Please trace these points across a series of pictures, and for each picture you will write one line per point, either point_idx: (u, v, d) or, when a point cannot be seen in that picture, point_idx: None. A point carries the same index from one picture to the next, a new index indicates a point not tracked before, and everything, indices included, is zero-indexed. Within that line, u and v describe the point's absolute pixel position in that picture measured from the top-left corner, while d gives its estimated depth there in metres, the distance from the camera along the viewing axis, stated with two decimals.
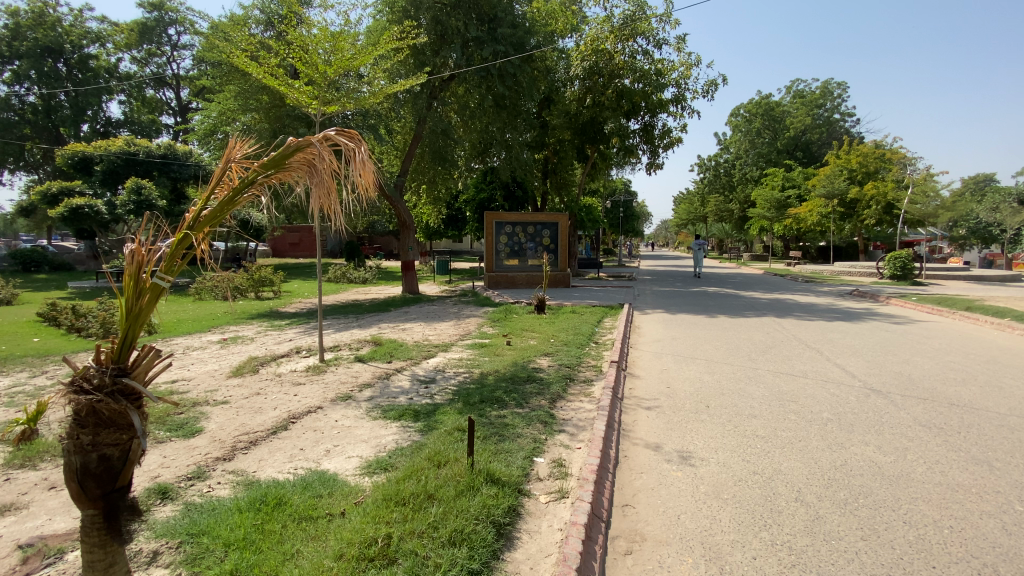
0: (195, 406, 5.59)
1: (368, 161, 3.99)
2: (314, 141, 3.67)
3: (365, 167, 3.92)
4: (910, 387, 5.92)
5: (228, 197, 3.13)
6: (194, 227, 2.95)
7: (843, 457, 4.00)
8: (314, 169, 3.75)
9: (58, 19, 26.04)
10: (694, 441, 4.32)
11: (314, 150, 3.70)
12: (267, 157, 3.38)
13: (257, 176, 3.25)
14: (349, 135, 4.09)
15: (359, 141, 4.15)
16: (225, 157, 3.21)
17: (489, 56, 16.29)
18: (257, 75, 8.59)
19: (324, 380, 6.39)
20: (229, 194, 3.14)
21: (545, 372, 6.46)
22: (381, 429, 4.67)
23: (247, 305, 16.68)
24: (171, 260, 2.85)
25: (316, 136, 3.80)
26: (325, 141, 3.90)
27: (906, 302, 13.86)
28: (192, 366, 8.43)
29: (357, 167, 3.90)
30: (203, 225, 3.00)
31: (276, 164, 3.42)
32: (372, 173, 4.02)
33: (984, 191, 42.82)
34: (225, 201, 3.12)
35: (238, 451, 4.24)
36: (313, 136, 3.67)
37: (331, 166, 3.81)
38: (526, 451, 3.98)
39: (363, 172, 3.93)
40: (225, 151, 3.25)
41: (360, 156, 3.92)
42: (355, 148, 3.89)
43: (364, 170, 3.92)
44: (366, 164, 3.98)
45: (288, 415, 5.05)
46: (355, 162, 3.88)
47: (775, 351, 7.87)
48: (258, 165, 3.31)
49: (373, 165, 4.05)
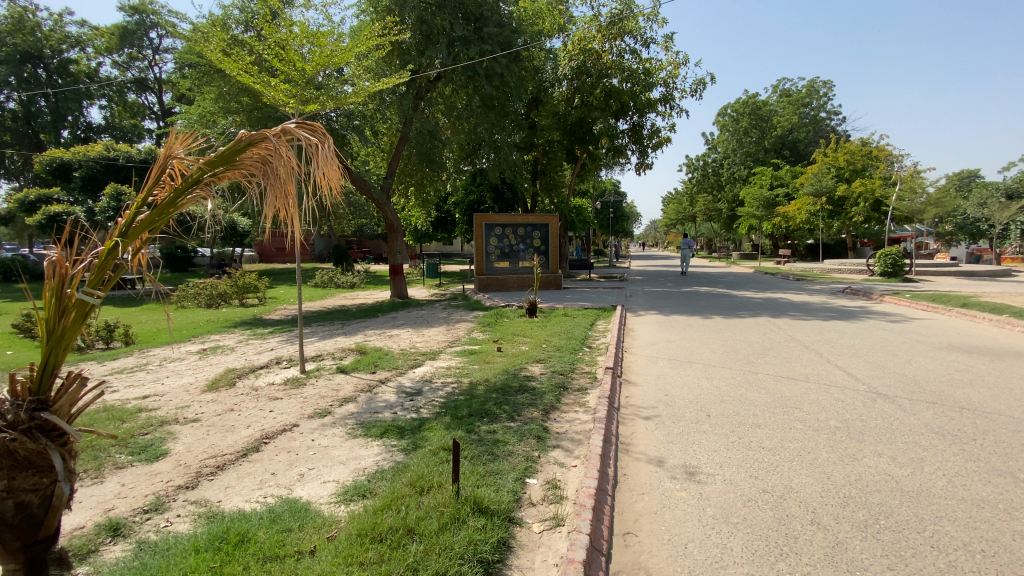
0: (163, 426, 5.20)
1: (335, 158, 3.67)
2: (270, 136, 3.36)
3: (328, 165, 3.58)
4: (917, 390, 5.69)
5: (168, 200, 2.88)
6: (127, 235, 2.74)
7: (857, 471, 3.74)
8: (269, 166, 3.42)
9: (37, 22, 25.30)
10: (697, 455, 4.02)
11: (269, 146, 3.38)
12: (216, 153, 3.06)
13: (202, 174, 2.96)
14: (313, 128, 3.75)
15: (323, 135, 3.82)
16: (165, 152, 2.94)
17: (476, 56, 15.95)
18: (234, 74, 8.14)
19: (303, 394, 6.01)
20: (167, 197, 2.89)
21: (537, 380, 6.16)
22: (361, 449, 4.33)
23: (230, 313, 16.23)
24: (101, 272, 2.65)
25: (272, 130, 3.47)
26: (283, 135, 3.56)
27: (901, 300, 13.74)
28: (167, 379, 8.03)
29: (319, 165, 3.56)
30: (139, 231, 2.78)
31: (226, 160, 3.11)
32: (336, 172, 3.69)
33: (970, 187, 43.11)
34: (164, 204, 2.86)
35: (203, 477, 3.88)
36: (268, 131, 3.35)
37: (290, 165, 3.49)
38: (518, 471, 3.69)
39: (326, 170, 3.62)
40: (165, 144, 2.96)
41: (324, 152, 3.58)
42: (317, 145, 3.53)
43: (328, 169, 3.60)
44: (333, 161, 3.67)
45: (261, 434, 4.70)
46: (317, 159, 3.53)
47: (774, 354, 7.63)
48: (204, 162, 3.02)
49: (339, 163, 3.73)
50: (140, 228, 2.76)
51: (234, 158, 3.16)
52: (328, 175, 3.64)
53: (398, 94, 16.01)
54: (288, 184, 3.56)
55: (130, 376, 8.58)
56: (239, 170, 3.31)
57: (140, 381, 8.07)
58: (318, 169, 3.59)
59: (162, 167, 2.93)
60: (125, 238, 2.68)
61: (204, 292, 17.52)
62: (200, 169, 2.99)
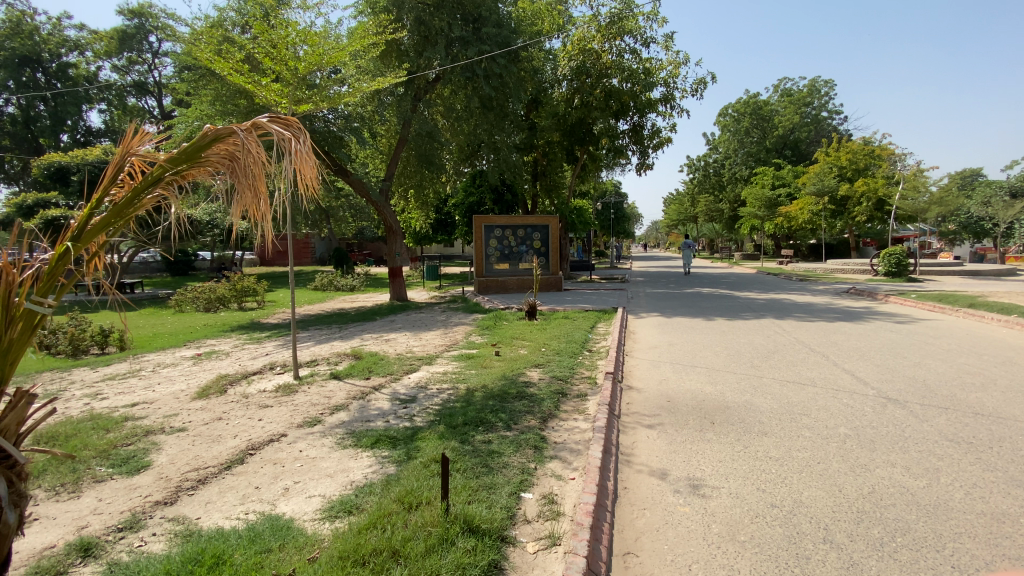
0: (148, 435, 5.03)
1: (310, 153, 3.72)
2: (238, 130, 3.29)
3: (304, 159, 3.63)
4: (928, 395, 5.49)
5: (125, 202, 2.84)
6: (79, 239, 2.69)
7: (870, 483, 3.55)
8: (237, 162, 3.34)
9: (35, 26, 25.20)
10: (701, 466, 3.84)
11: (238, 141, 3.31)
12: (180, 150, 3.02)
13: (164, 173, 2.94)
14: (287, 122, 3.79)
15: (297, 129, 3.81)
16: (122, 149, 2.87)
17: (475, 56, 15.79)
18: (225, 74, 7.97)
19: (294, 402, 5.83)
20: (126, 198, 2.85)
21: (535, 386, 5.96)
22: (350, 461, 4.15)
23: (229, 317, 16.11)
24: (53, 278, 2.60)
25: (242, 124, 3.40)
26: (255, 130, 3.51)
27: (906, 300, 13.53)
28: (158, 385, 7.86)
29: (294, 160, 3.60)
30: (93, 236, 2.71)
31: (191, 158, 3.07)
32: (312, 167, 3.76)
33: (974, 186, 42.78)
34: (121, 206, 2.82)
35: (183, 492, 3.70)
36: (236, 124, 3.28)
37: (259, 160, 3.48)
38: (512, 485, 3.51)
39: (300, 165, 3.65)
40: (122, 141, 2.90)
41: (300, 147, 3.62)
42: (290, 139, 3.54)
43: (304, 163, 3.65)
44: (309, 155, 3.73)
45: (246, 445, 4.52)
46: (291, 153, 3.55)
47: (779, 357, 7.44)
48: (166, 160, 2.97)
49: (315, 157, 3.80)
50: (93, 233, 2.72)
51: (200, 154, 3.13)
52: (304, 169, 3.69)
53: (396, 95, 15.87)
54: (258, 181, 3.48)
55: (121, 382, 8.40)
56: (205, 167, 3.26)
57: (131, 388, 7.91)
58: (291, 163, 3.63)
59: (118, 164, 2.88)
60: (77, 243, 2.64)
61: (202, 296, 17.42)
62: (162, 167, 2.96)
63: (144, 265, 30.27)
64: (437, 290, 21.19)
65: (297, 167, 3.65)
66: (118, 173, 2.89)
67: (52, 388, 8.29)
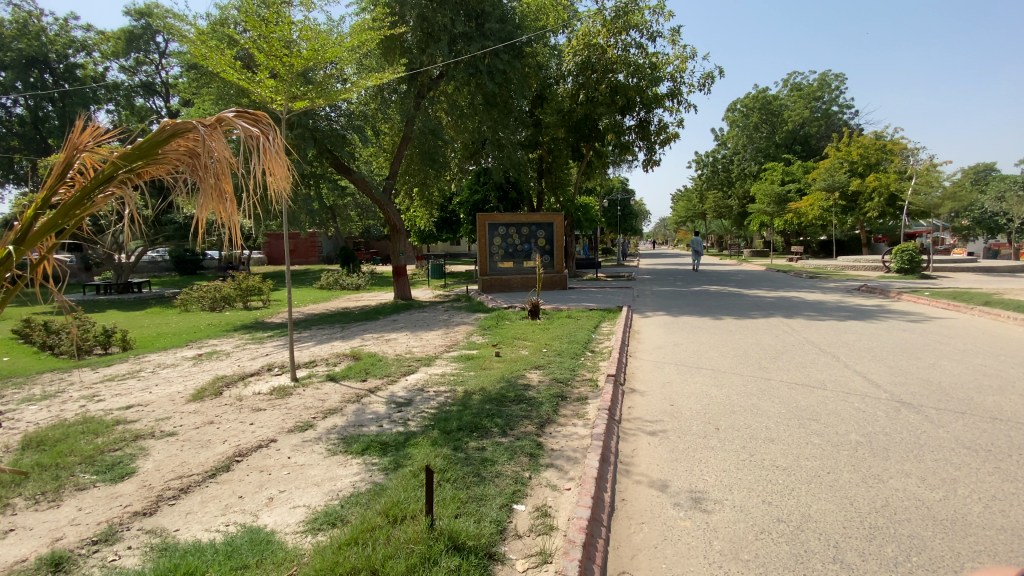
0: (137, 441, 4.94)
1: (279, 152, 3.91)
2: (197, 125, 3.43)
3: (273, 158, 3.84)
4: (944, 399, 5.25)
5: (72, 202, 3.17)
6: (22, 242, 3.04)
7: (883, 495, 3.34)
8: (196, 159, 3.47)
9: (42, 27, 25.36)
10: (704, 476, 3.66)
11: (197, 136, 3.45)
12: (134, 146, 3.22)
13: (113, 169, 3.19)
14: (255, 117, 3.90)
15: (266, 124, 3.93)
16: (70, 146, 3.16)
17: (478, 52, 15.54)
18: (219, 71, 7.80)
19: (287, 405, 5.71)
20: (75, 197, 3.17)
21: (534, 389, 5.78)
22: (339, 468, 4.01)
23: (233, 316, 16.11)
24: None
25: (206, 120, 3.55)
26: (220, 124, 3.63)
27: (919, 298, 13.18)
28: (155, 387, 7.78)
29: (263, 158, 3.75)
30: (36, 236, 3.02)
31: (146, 154, 3.28)
32: (280, 166, 3.90)
33: (989, 181, 41.96)
34: (68, 205, 3.15)
35: (164, 502, 3.59)
36: (195, 120, 3.44)
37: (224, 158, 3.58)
38: (504, 496, 3.35)
39: (270, 164, 3.87)
40: (70, 137, 3.18)
41: (270, 144, 3.82)
42: (258, 136, 3.67)
43: (273, 162, 3.87)
44: (279, 154, 3.95)
45: (234, 451, 4.40)
46: (260, 151, 3.75)
47: (787, 357, 7.22)
48: (117, 158, 3.22)
49: (284, 156, 3.96)
50: (39, 233, 3.05)
51: (157, 151, 3.34)
52: (273, 167, 3.90)
53: (400, 93, 15.76)
54: (223, 181, 3.60)
55: (120, 384, 8.33)
56: (164, 164, 3.44)
57: (128, 389, 7.85)
58: (261, 161, 3.76)
59: (67, 161, 3.21)
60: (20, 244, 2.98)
61: (207, 295, 17.43)
62: (114, 164, 3.24)
63: (151, 265, 30.44)
64: (442, 289, 21.08)
65: (267, 163, 3.86)
66: (66, 170, 3.22)
67: (51, 389, 8.27)
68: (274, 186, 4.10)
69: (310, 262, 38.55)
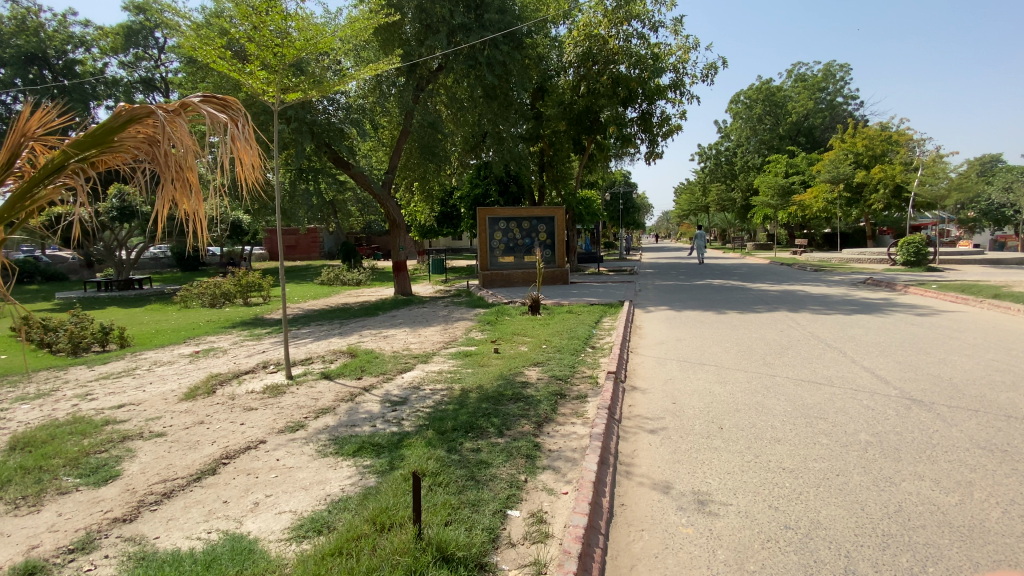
0: (124, 442, 4.83)
1: (249, 140, 3.79)
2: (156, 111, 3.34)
3: (243, 145, 3.74)
4: (955, 395, 5.09)
5: (19, 192, 3.16)
6: None
7: (896, 499, 3.19)
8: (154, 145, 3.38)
9: (40, 23, 25.16)
10: (708, 479, 3.50)
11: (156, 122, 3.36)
12: (86, 133, 3.20)
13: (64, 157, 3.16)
14: (224, 103, 3.79)
15: (235, 109, 3.81)
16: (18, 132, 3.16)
17: (476, 44, 15.31)
18: (208, 63, 7.53)
19: (280, 404, 5.58)
20: (22, 187, 3.17)
21: (533, 387, 5.63)
22: (328, 471, 3.87)
23: (233, 312, 16.01)
24: None
25: (170, 105, 3.45)
26: (184, 110, 3.53)
27: (926, 291, 12.95)
28: (150, 385, 7.67)
29: (229, 146, 3.64)
30: None
31: (99, 141, 3.25)
32: (249, 155, 3.79)
33: (995, 172, 41.44)
34: (15, 196, 3.15)
35: (145, 508, 3.48)
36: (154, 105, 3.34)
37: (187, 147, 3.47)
38: (499, 502, 3.20)
39: (239, 152, 3.75)
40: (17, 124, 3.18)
41: (239, 133, 3.73)
42: (225, 122, 3.55)
43: (243, 149, 3.76)
44: (250, 142, 3.86)
45: (221, 453, 4.27)
46: (227, 138, 3.65)
47: (792, 353, 7.04)
48: (68, 146, 3.20)
49: (254, 144, 3.84)
50: None
51: (111, 138, 3.30)
52: (244, 155, 3.80)
53: (398, 85, 15.56)
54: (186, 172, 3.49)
55: (115, 382, 8.21)
56: (122, 152, 3.36)
57: (122, 388, 7.74)
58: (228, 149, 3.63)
59: (13, 149, 3.21)
60: None
61: (206, 291, 17.34)
62: (65, 152, 3.22)
63: (154, 261, 30.59)
64: (443, 284, 20.92)
65: (236, 152, 3.76)
66: (13, 158, 3.22)
67: (46, 387, 8.19)
68: (245, 177, 3.96)
69: (310, 258, 38.50)
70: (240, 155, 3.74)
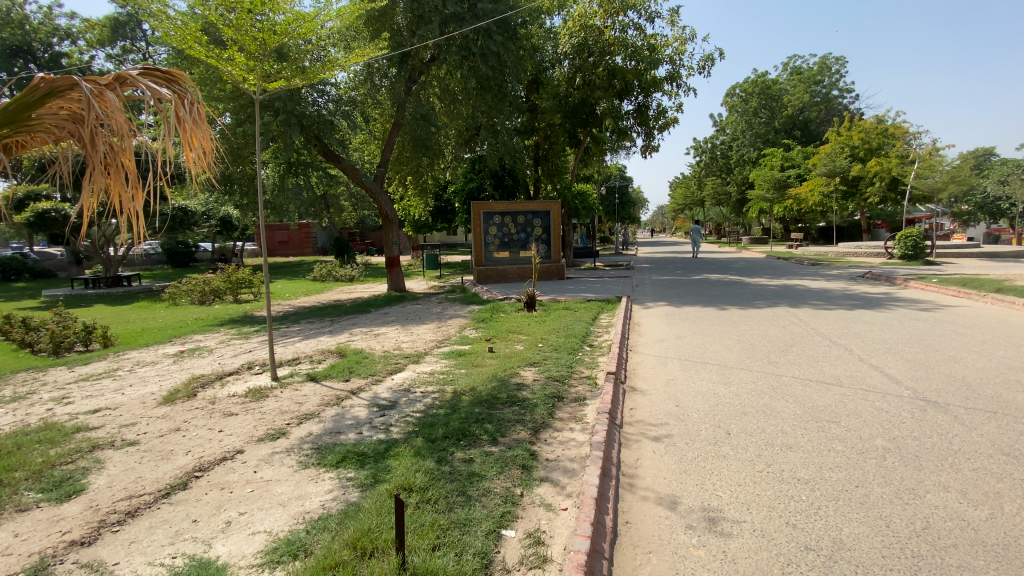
0: (93, 452, 4.52)
1: (195, 119, 3.50)
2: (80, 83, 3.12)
3: (190, 127, 3.46)
4: (971, 396, 4.86)
5: None
6: None
7: (923, 514, 2.94)
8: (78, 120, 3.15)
9: (25, 15, 24.50)
10: (718, 492, 3.25)
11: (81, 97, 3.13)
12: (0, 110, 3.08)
13: None
14: (169, 79, 3.48)
15: (183, 86, 3.52)
16: None
17: (469, 34, 14.91)
18: (184, 48, 7.14)
19: (261, 409, 5.28)
20: None
21: (528, 389, 5.34)
22: (309, 485, 3.58)
23: (222, 310, 15.64)
24: None
25: (103, 80, 3.21)
26: (121, 86, 3.27)
27: (927, 285, 12.77)
28: (129, 387, 7.33)
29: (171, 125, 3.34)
30: None
31: (15, 119, 3.14)
32: (195, 136, 3.50)
33: (989, 165, 41.52)
34: None
35: (107, 529, 3.19)
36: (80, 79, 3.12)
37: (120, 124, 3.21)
38: (491, 521, 2.93)
39: (187, 134, 3.47)
40: None
41: (185, 114, 3.44)
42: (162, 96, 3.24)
43: (190, 132, 3.48)
44: (200, 124, 3.57)
45: (194, 465, 3.99)
46: (170, 118, 3.35)
47: (797, 351, 6.80)
48: None
49: (202, 125, 3.55)
50: None
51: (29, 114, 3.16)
52: (193, 139, 3.51)
53: (390, 77, 15.18)
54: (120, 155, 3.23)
55: (94, 384, 7.87)
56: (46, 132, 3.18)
57: (101, 390, 7.39)
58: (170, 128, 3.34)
59: None
60: None
61: (195, 289, 16.95)
62: None
63: (144, 257, 30.07)
64: (437, 280, 20.58)
65: (183, 135, 3.50)
66: None
67: (21, 390, 7.83)
68: (197, 164, 3.66)
69: (304, 253, 38.09)
70: (188, 138, 3.47)
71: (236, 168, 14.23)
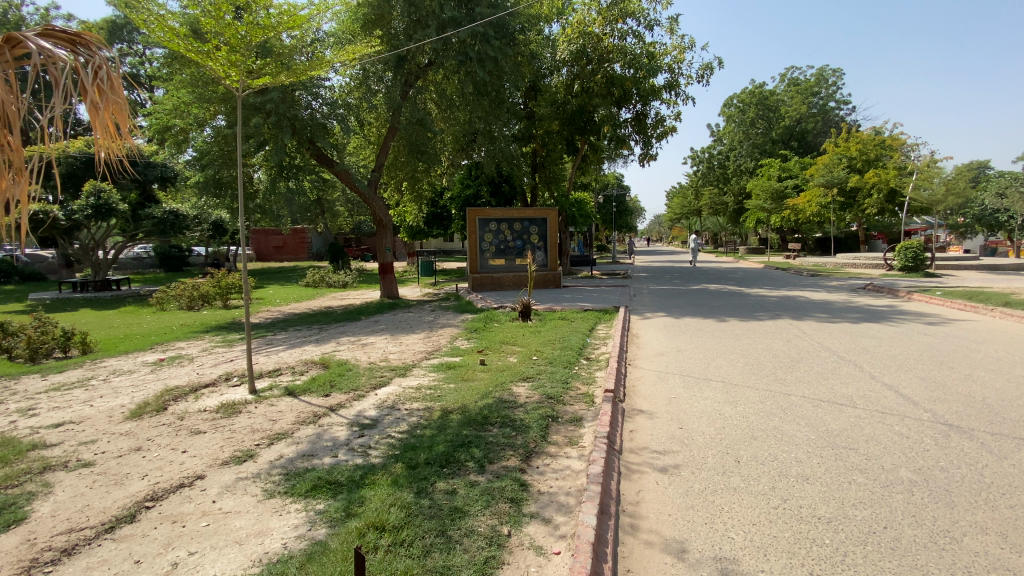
0: (43, 474, 4.12)
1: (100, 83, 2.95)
2: None
3: (94, 94, 2.93)
4: (995, 420, 4.52)
5: None
6: None
7: (965, 565, 2.58)
8: None
9: (22, 17, 24.17)
10: (731, 534, 2.89)
11: None
12: None
13: None
14: (74, 41, 2.99)
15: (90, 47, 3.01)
16: None
17: (467, 39, 14.60)
18: (164, 41, 6.69)
19: (231, 427, 4.89)
20: None
21: (521, 409, 4.97)
22: (272, 519, 3.20)
23: (210, 315, 15.20)
24: None
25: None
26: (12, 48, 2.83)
27: (931, 298, 12.47)
28: (100, 399, 6.90)
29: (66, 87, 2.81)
30: None
31: None
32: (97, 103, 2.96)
33: (985, 179, 41.57)
34: None
35: (38, 570, 2.81)
36: None
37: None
38: (474, 568, 2.56)
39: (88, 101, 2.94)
40: None
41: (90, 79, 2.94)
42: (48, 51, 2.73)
43: (94, 100, 2.96)
44: (110, 92, 3.03)
45: (147, 493, 3.60)
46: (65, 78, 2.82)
47: (803, 366, 6.47)
48: None
49: (112, 91, 3.00)
50: None
51: None
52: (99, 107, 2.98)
53: (386, 81, 14.94)
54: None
55: (64, 395, 7.43)
56: None
57: (70, 402, 6.96)
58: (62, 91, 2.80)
59: None
60: None
61: (183, 294, 16.49)
62: None
63: (137, 261, 29.54)
64: (432, 287, 20.23)
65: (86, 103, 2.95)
66: None
67: None
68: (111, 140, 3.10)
69: (298, 258, 37.72)
70: (90, 107, 2.95)
71: (226, 170, 13.88)
